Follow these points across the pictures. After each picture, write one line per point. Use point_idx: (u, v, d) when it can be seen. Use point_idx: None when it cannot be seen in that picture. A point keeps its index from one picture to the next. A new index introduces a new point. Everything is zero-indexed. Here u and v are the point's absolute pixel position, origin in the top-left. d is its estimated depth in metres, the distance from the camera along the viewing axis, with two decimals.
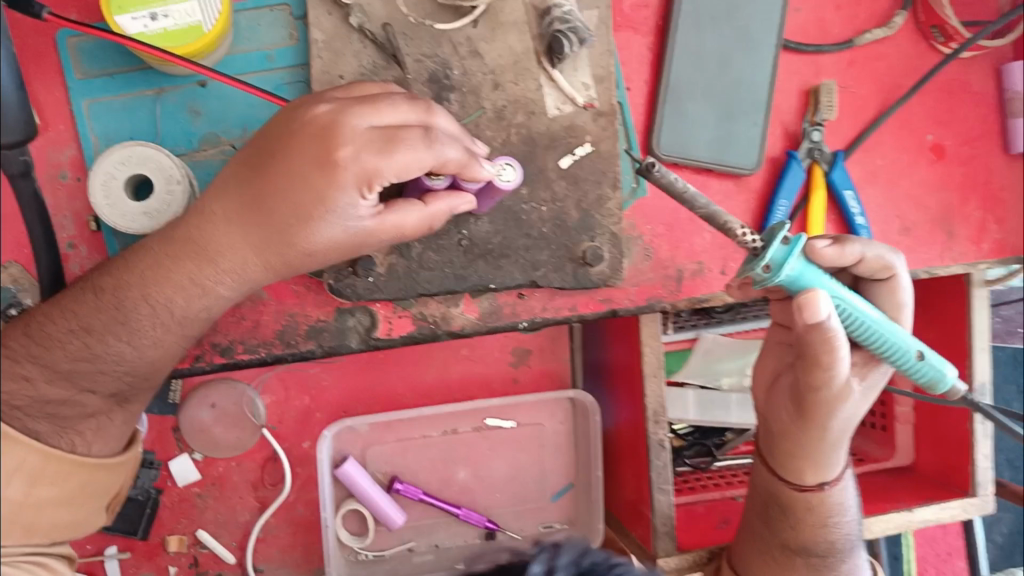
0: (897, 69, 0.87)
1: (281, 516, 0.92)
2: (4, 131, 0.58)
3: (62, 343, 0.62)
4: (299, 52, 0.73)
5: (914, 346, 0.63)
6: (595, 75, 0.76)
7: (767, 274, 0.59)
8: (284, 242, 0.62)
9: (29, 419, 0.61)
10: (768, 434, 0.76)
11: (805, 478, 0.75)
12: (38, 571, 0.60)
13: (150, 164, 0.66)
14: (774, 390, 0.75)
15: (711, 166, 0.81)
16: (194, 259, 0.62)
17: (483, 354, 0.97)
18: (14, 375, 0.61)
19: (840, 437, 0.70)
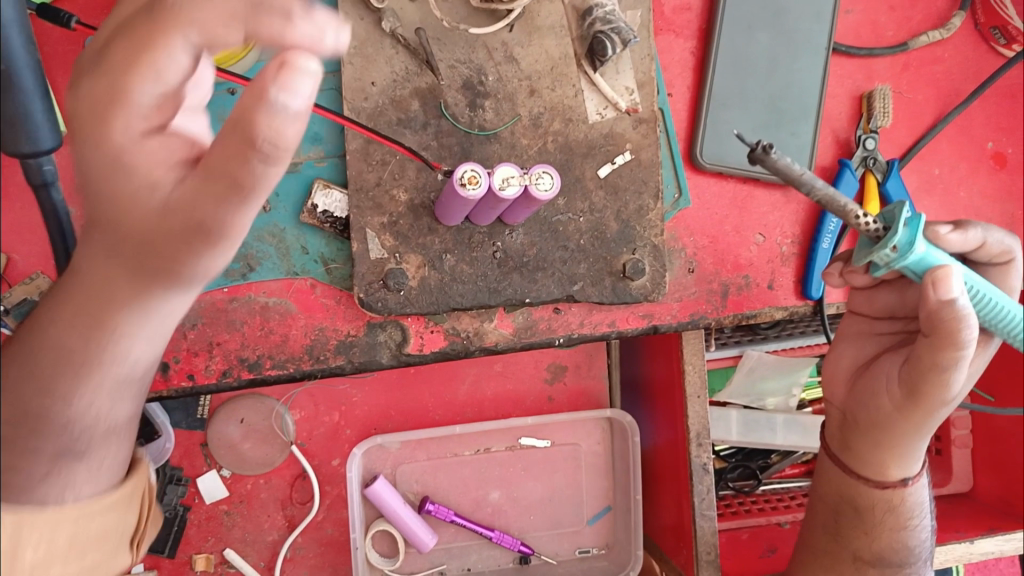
0: (954, 73, 0.83)
1: (309, 535, 0.90)
2: (34, 139, 0.55)
3: None
4: (331, 58, 0.71)
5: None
6: (637, 80, 0.73)
7: (892, 256, 0.57)
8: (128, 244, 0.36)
9: None
10: (846, 428, 0.72)
11: (886, 474, 0.71)
12: None
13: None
14: (862, 380, 0.70)
15: (757, 175, 0.77)
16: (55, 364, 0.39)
17: (517, 370, 0.94)
18: None
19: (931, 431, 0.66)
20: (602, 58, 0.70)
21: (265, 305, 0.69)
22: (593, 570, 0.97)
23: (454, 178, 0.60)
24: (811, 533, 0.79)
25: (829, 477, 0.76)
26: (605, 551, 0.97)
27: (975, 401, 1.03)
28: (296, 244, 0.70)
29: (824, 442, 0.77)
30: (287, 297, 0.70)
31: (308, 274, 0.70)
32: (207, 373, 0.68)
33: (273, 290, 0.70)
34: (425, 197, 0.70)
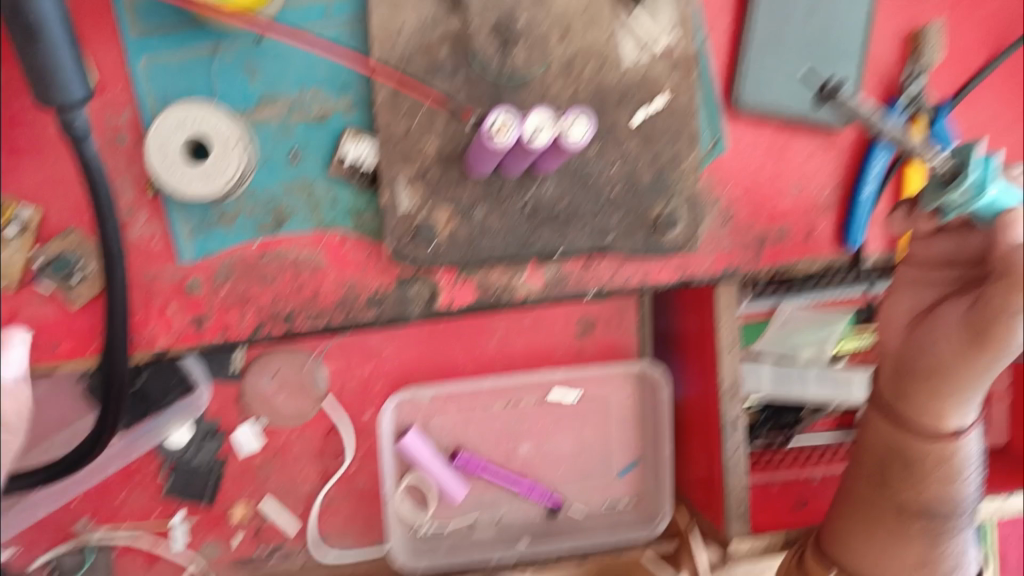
0: (1006, 12, 0.79)
1: (343, 486, 0.91)
2: (66, 90, 0.57)
3: None
4: (358, 3, 0.68)
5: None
6: (673, 21, 0.71)
7: (963, 199, 0.60)
8: None
9: None
10: (900, 377, 0.71)
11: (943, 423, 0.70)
12: None
13: (209, 127, 0.64)
14: (924, 326, 0.69)
15: (798, 118, 0.74)
16: None
17: (547, 324, 0.93)
18: None
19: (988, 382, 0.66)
20: None
21: (295, 260, 0.69)
22: (621, 523, 0.98)
23: (482, 129, 0.59)
24: (856, 484, 0.79)
25: (876, 430, 0.76)
26: (634, 503, 0.98)
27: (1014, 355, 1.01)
28: (326, 197, 0.69)
29: (875, 393, 0.76)
30: (317, 251, 0.69)
31: (338, 227, 0.70)
32: (242, 327, 0.69)
33: (304, 243, 0.69)
34: (456, 147, 0.69)
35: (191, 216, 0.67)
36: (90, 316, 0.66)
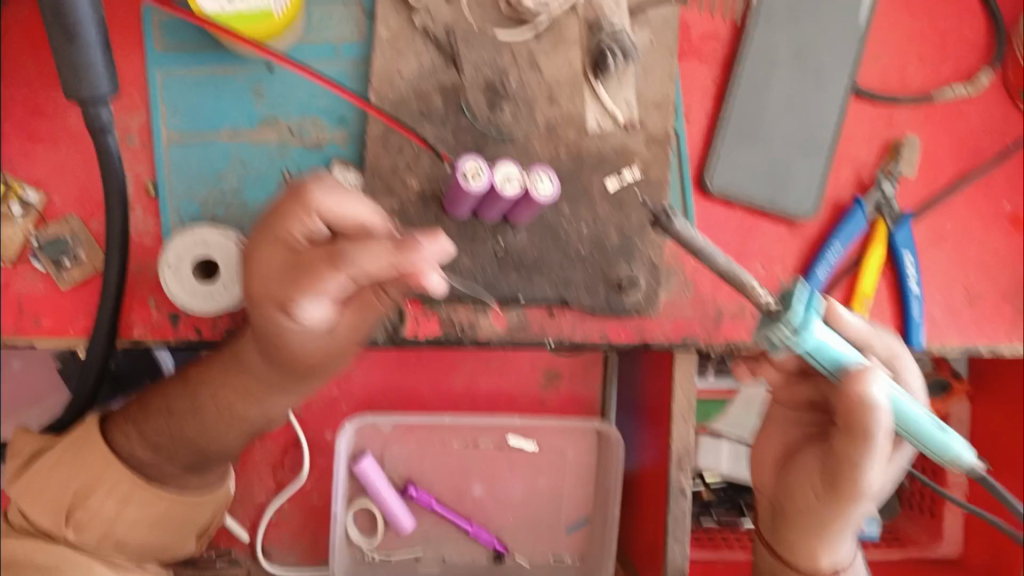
0: (980, 130, 0.84)
1: (295, 502, 0.94)
2: (94, 84, 0.62)
3: (268, 264, 0.60)
4: (364, 47, 0.74)
5: (935, 421, 0.64)
6: (652, 100, 0.76)
7: (792, 336, 0.60)
8: (280, 350, 0.65)
9: (278, 283, 0.60)
10: (775, 521, 0.72)
11: (914, 425, 0.64)
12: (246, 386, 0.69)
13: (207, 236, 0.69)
14: (785, 468, 0.72)
15: (764, 205, 0.79)
16: (237, 398, 0.70)
17: (514, 365, 0.96)
18: (267, 268, 0.61)
19: (906, 405, 0.63)
20: (604, 71, 0.74)
21: None
22: None
23: (456, 175, 0.64)
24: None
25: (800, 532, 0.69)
26: (580, 562, 0.98)
27: None
28: None
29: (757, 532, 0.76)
30: None
31: None
32: (213, 330, 0.72)
33: None
34: (436, 187, 0.73)
35: (183, 219, 0.72)
36: (77, 298, 0.72)
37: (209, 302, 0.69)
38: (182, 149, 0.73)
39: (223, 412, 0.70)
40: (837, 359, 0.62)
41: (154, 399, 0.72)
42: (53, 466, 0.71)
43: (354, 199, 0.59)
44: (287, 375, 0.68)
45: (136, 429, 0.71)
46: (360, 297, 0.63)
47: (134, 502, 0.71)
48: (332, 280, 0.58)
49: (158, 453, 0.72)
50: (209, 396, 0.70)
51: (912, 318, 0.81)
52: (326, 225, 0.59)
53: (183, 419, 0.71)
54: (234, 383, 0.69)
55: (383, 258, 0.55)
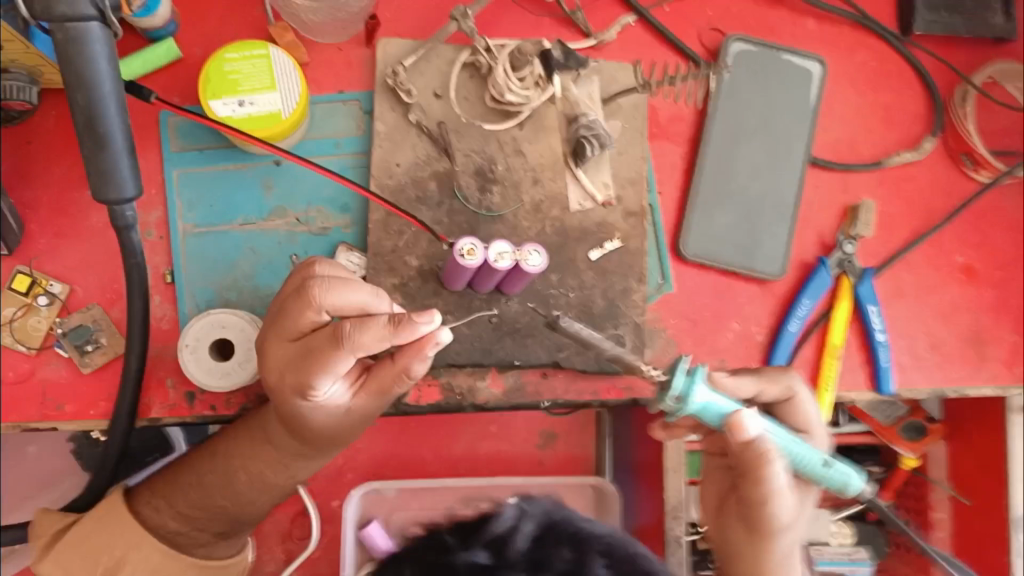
0: (928, 192, 0.92)
1: (304, 572, 0.96)
2: (120, 187, 0.66)
3: (281, 351, 0.64)
4: (364, 141, 0.81)
5: (819, 456, 0.63)
6: (627, 178, 0.84)
7: (676, 404, 0.60)
8: (302, 428, 0.68)
9: (287, 368, 0.64)
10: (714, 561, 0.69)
11: (804, 463, 0.63)
12: (274, 459, 0.72)
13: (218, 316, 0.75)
14: (718, 513, 0.70)
15: (736, 268, 0.86)
16: (267, 468, 0.73)
17: (511, 433, 1.01)
18: (278, 355, 0.65)
19: (787, 446, 0.62)
20: (584, 158, 0.80)
21: None
22: None
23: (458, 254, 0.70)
24: None
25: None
26: None
27: (954, 505, 1.06)
28: None
29: None
30: None
31: None
32: (227, 405, 0.77)
33: None
34: (434, 265, 0.80)
35: (199, 303, 0.78)
36: (98, 382, 0.76)
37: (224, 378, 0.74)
38: (198, 240, 0.79)
39: (256, 481, 0.74)
40: (722, 413, 0.60)
41: (184, 474, 0.75)
42: (78, 539, 0.73)
43: (355, 287, 0.62)
44: (312, 449, 0.72)
45: (167, 501, 0.75)
46: (380, 374, 0.66)
47: (160, 574, 0.73)
48: (338, 360, 0.61)
49: (188, 522, 0.75)
50: (242, 469, 0.73)
51: (881, 364, 0.87)
52: (330, 313, 0.63)
53: (215, 489, 0.74)
54: (264, 457, 0.72)
55: (380, 335, 0.60)
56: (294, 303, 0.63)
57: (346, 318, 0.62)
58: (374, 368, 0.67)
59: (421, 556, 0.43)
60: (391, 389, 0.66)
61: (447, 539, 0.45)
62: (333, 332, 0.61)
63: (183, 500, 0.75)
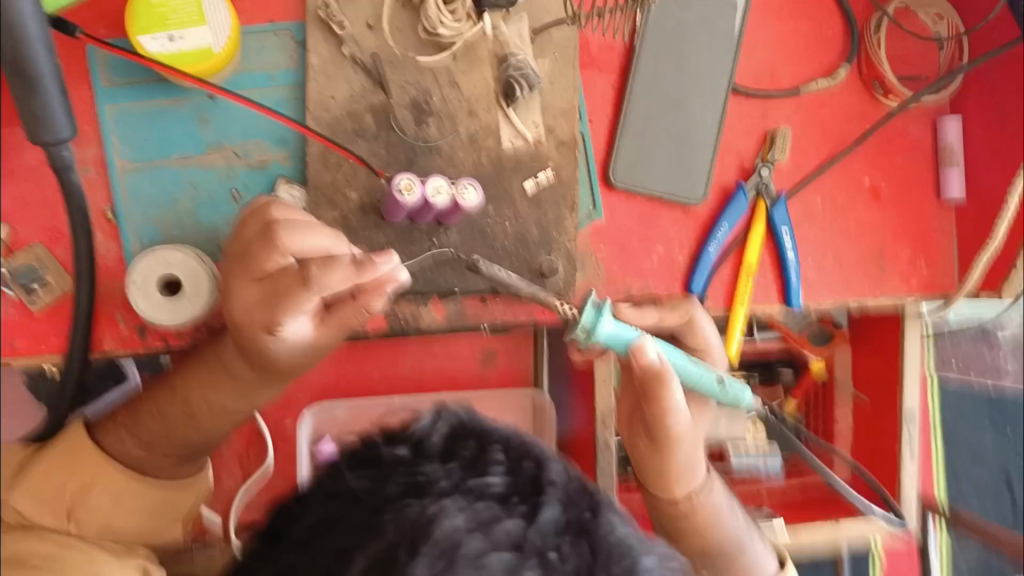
0: (841, 117, 0.97)
1: (262, 486, 1.02)
2: (55, 128, 0.67)
3: (248, 293, 0.67)
4: (298, 73, 0.82)
5: (714, 375, 0.71)
6: (559, 108, 0.87)
7: (586, 335, 0.68)
8: (262, 361, 0.73)
9: (257, 310, 0.68)
10: (639, 463, 0.81)
11: (699, 381, 0.71)
12: (234, 390, 0.77)
13: (165, 253, 0.76)
14: (636, 424, 0.81)
15: (662, 194, 0.91)
16: (228, 398, 0.77)
17: (455, 352, 1.06)
18: (243, 298, 0.68)
19: (684, 368, 0.70)
20: (513, 98, 0.84)
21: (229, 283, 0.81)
22: None
23: (401, 197, 0.74)
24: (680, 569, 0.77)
25: (648, 464, 0.79)
26: None
27: (856, 403, 1.18)
28: None
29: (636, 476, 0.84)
30: None
31: None
32: (178, 338, 0.80)
33: None
34: (373, 198, 0.82)
35: (143, 240, 0.79)
36: (48, 319, 0.78)
37: (171, 314, 0.76)
38: (137, 176, 0.79)
39: (215, 411, 0.78)
40: (628, 342, 0.68)
41: (144, 406, 0.79)
42: (46, 470, 0.76)
43: (316, 233, 0.67)
44: (271, 380, 0.76)
45: (129, 433, 0.79)
46: (340, 311, 0.70)
47: (127, 495, 0.77)
48: (305, 300, 0.66)
49: (150, 450, 0.79)
50: (202, 402, 0.77)
51: (791, 282, 0.95)
52: (295, 258, 0.66)
53: (175, 422, 0.78)
54: (225, 390, 0.77)
55: (345, 276, 0.64)
56: (258, 248, 0.66)
57: (310, 262, 0.67)
58: (333, 306, 0.70)
59: (360, 453, 0.51)
60: (353, 322, 0.70)
61: (379, 441, 0.52)
62: (299, 274, 0.65)
63: (144, 430, 0.78)
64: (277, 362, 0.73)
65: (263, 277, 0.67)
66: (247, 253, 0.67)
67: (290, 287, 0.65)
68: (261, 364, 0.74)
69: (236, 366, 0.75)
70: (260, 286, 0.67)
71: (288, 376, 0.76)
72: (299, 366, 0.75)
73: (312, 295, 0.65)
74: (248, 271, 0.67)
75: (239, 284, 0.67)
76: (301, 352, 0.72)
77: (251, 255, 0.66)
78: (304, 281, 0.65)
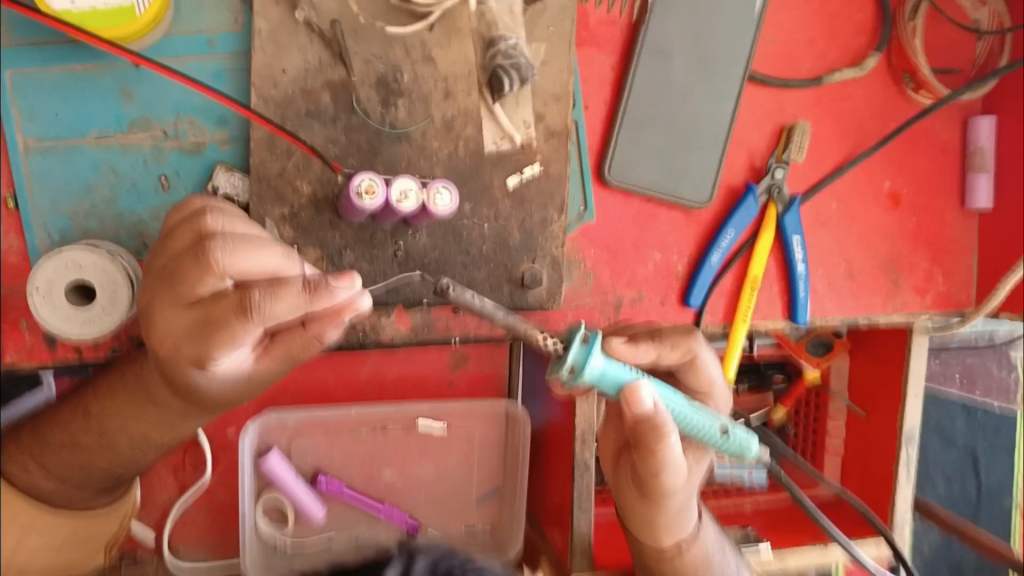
0: (864, 112, 0.87)
1: (200, 499, 0.92)
2: None
3: (173, 319, 0.55)
4: (242, 39, 0.68)
5: (719, 424, 0.63)
6: (551, 93, 0.75)
7: (572, 375, 0.59)
8: (192, 393, 0.62)
9: (184, 343, 0.56)
10: (622, 503, 0.74)
11: (699, 427, 0.63)
12: (163, 420, 0.66)
13: (73, 254, 0.63)
14: (622, 461, 0.74)
15: (662, 196, 0.80)
16: (155, 428, 0.66)
17: (422, 357, 0.96)
18: (167, 325, 0.56)
19: (685, 414, 0.63)
20: (500, 93, 0.72)
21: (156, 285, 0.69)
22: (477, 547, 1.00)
23: (361, 204, 0.64)
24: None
25: (638, 511, 0.71)
26: (491, 530, 1.01)
27: (851, 416, 1.10)
28: None
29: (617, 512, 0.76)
30: None
31: None
32: (94, 349, 0.68)
33: None
34: (328, 193, 0.70)
35: (50, 233, 0.66)
36: None
37: (80, 324, 0.64)
38: (44, 157, 0.66)
39: (141, 443, 0.67)
40: (620, 384, 0.59)
41: (53, 433, 0.66)
42: None
43: (262, 249, 0.54)
44: (204, 411, 0.65)
45: (36, 463, 0.66)
46: (286, 341, 0.59)
47: (36, 529, 0.66)
48: (244, 332, 0.54)
49: (64, 482, 0.67)
50: (125, 433, 0.66)
51: (799, 296, 0.85)
52: (234, 279, 0.54)
53: (93, 452, 0.66)
54: (151, 421, 0.66)
55: (295, 303, 0.52)
56: (186, 267, 0.54)
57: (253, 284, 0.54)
58: (279, 333, 0.59)
59: None
60: (299, 355, 0.59)
61: None
62: (237, 300, 0.53)
63: (52, 461, 0.66)
64: (209, 393, 0.62)
65: (193, 302, 0.55)
66: (172, 271, 0.55)
67: (223, 316, 0.54)
68: (191, 395, 0.63)
69: (162, 394, 0.64)
70: (189, 311, 0.55)
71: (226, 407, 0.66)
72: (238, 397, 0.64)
73: (254, 326, 0.53)
74: (174, 294, 0.55)
75: (163, 311, 0.56)
76: (238, 383, 0.62)
77: (178, 275, 0.54)
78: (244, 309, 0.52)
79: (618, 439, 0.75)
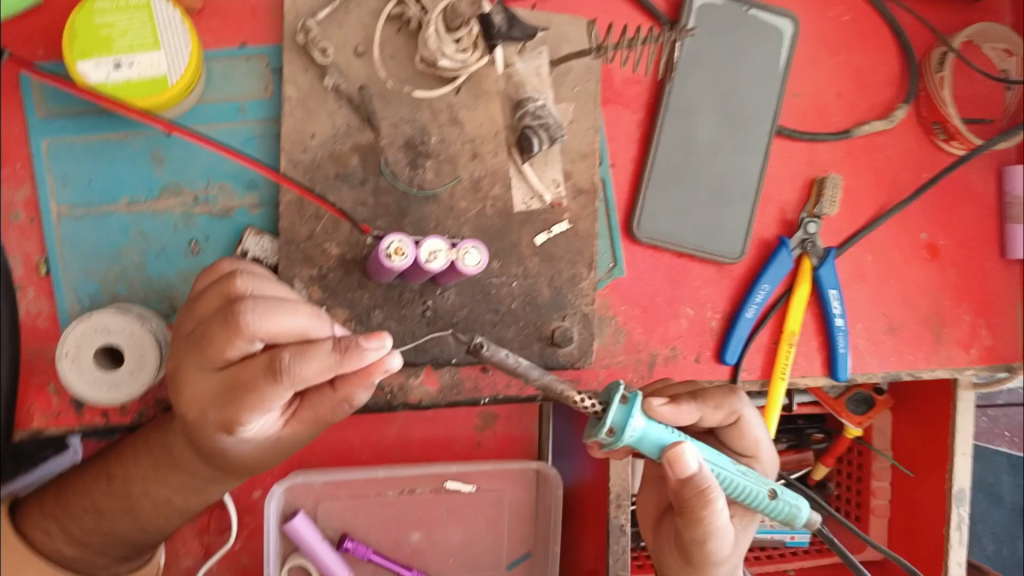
0: (896, 163, 0.85)
1: (224, 564, 0.90)
2: None
3: (202, 382, 0.55)
4: (272, 105, 0.70)
5: (766, 487, 0.61)
6: (578, 151, 0.75)
7: (612, 437, 0.58)
8: (219, 457, 0.61)
9: (212, 407, 0.55)
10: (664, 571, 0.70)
11: (745, 493, 0.61)
12: (189, 484, 0.65)
13: (104, 318, 0.64)
14: (661, 526, 0.71)
15: (693, 251, 0.79)
16: (180, 493, 0.65)
17: (449, 417, 0.95)
18: (196, 390, 0.55)
19: (729, 476, 0.61)
20: (530, 153, 0.71)
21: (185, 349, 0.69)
22: None
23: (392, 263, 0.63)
24: None
25: None
26: None
27: (896, 474, 1.05)
28: None
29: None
30: None
31: None
32: (122, 413, 0.68)
33: None
34: (357, 254, 0.70)
35: (81, 298, 0.67)
36: None
37: (110, 389, 0.64)
38: (78, 223, 0.67)
39: (166, 508, 0.66)
40: (661, 445, 0.58)
41: (77, 496, 0.65)
42: None
43: (294, 311, 0.54)
44: (231, 475, 0.64)
45: (59, 526, 0.64)
46: (314, 404, 0.58)
47: None
48: (274, 395, 0.52)
49: (86, 547, 0.65)
50: (150, 497, 0.65)
51: (837, 351, 0.83)
52: (264, 342, 0.53)
53: (117, 516, 0.65)
54: (177, 485, 0.65)
55: (324, 366, 0.51)
56: (214, 331, 0.53)
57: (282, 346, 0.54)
58: (307, 396, 0.58)
59: None
60: (328, 419, 0.59)
61: None
62: (266, 363, 0.52)
63: (77, 523, 0.64)
64: (235, 458, 0.61)
65: (222, 365, 0.54)
66: (202, 336, 0.54)
67: (252, 379, 0.53)
68: (217, 459, 0.62)
69: (189, 457, 0.63)
70: (218, 376, 0.54)
71: (252, 472, 0.64)
72: (264, 461, 0.63)
73: (283, 390, 0.52)
74: (204, 358, 0.54)
75: (192, 375, 0.55)
76: (265, 446, 0.61)
77: (207, 340, 0.53)
78: (273, 372, 0.51)
79: (657, 503, 0.73)
